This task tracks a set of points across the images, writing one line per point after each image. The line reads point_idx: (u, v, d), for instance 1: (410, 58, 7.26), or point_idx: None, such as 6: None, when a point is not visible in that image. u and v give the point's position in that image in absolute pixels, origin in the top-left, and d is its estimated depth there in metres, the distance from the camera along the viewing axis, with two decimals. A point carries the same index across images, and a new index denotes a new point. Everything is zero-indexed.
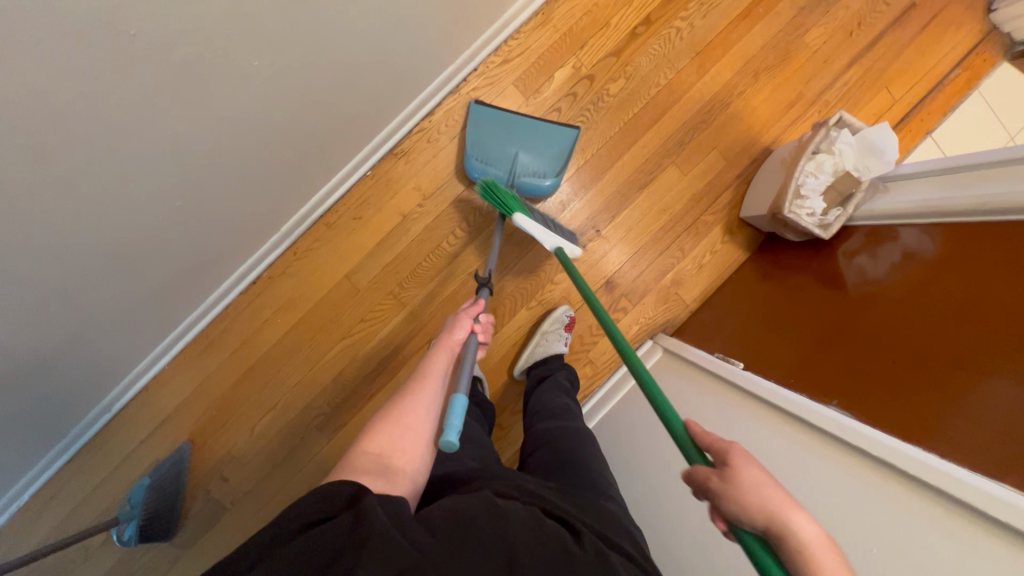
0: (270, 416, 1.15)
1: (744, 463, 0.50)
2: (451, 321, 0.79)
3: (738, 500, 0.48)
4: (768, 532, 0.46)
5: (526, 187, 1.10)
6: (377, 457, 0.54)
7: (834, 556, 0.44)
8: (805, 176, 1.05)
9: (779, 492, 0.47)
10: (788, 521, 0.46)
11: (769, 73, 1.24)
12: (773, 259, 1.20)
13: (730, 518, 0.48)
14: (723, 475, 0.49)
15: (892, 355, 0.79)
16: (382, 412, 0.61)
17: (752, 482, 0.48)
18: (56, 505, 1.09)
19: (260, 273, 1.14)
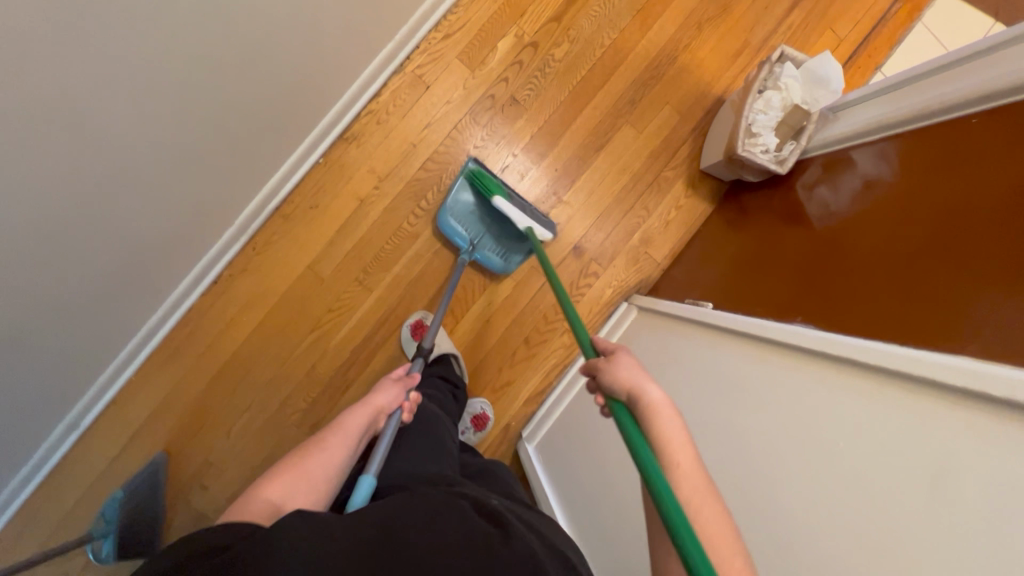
0: (246, 418, 1.13)
1: (622, 354, 0.63)
2: (381, 387, 0.81)
3: (613, 373, 0.60)
4: (630, 396, 0.58)
5: (483, 260, 1.14)
6: (274, 504, 0.52)
7: (673, 413, 0.56)
8: (754, 114, 1.06)
9: (642, 371, 0.60)
10: (645, 387, 0.57)
11: (712, 23, 1.24)
12: (738, 208, 1.20)
13: (605, 387, 0.60)
14: (609, 359, 0.62)
15: (871, 279, 0.75)
16: (284, 462, 0.59)
17: (626, 364, 0.61)
18: (31, 533, 1.05)
19: (220, 272, 1.12)
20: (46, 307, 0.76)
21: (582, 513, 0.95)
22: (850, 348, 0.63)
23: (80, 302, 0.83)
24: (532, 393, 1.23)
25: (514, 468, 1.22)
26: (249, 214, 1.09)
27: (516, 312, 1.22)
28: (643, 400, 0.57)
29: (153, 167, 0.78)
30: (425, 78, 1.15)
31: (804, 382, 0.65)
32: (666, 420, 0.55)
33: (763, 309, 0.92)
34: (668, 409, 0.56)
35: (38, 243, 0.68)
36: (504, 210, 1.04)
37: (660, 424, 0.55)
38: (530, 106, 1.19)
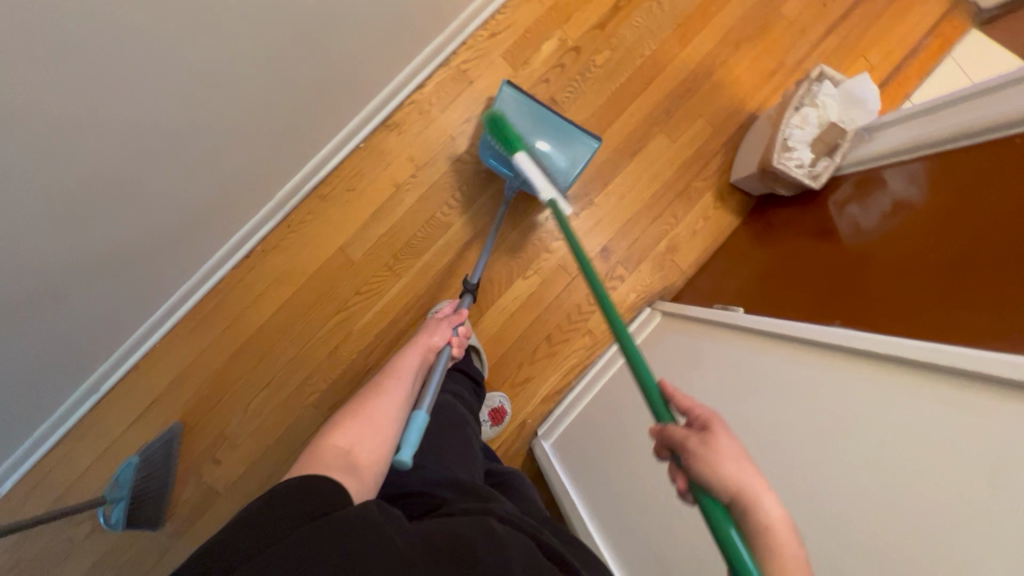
0: (263, 394, 1.12)
1: (722, 434, 0.53)
2: (431, 330, 0.91)
3: (712, 467, 0.51)
4: (733, 502, 0.50)
5: (536, 181, 1.11)
6: (344, 448, 0.58)
7: (790, 532, 0.48)
8: (791, 129, 1.08)
9: (749, 470, 0.50)
10: (753, 497, 0.49)
11: (749, 42, 1.28)
12: (765, 223, 1.21)
13: (697, 481, 0.51)
14: (702, 439, 0.52)
15: (905, 290, 0.76)
16: (350, 410, 0.67)
17: (728, 453, 0.51)
18: (41, 493, 1.05)
19: (253, 247, 1.13)
20: (66, 247, 0.77)
21: (612, 512, 0.95)
22: (886, 346, 0.63)
23: (105, 254, 0.84)
24: (549, 392, 1.23)
25: (526, 466, 1.22)
26: (287, 191, 1.10)
27: (540, 309, 1.22)
28: (748, 501, 0.49)
29: (191, 122, 0.79)
30: (469, 73, 1.17)
31: (839, 378, 0.66)
32: (782, 544, 0.47)
33: (794, 312, 0.92)
34: (781, 520, 0.48)
35: (65, 177, 0.69)
36: (524, 170, 0.82)
37: (777, 547, 0.47)
38: (568, 108, 1.21)
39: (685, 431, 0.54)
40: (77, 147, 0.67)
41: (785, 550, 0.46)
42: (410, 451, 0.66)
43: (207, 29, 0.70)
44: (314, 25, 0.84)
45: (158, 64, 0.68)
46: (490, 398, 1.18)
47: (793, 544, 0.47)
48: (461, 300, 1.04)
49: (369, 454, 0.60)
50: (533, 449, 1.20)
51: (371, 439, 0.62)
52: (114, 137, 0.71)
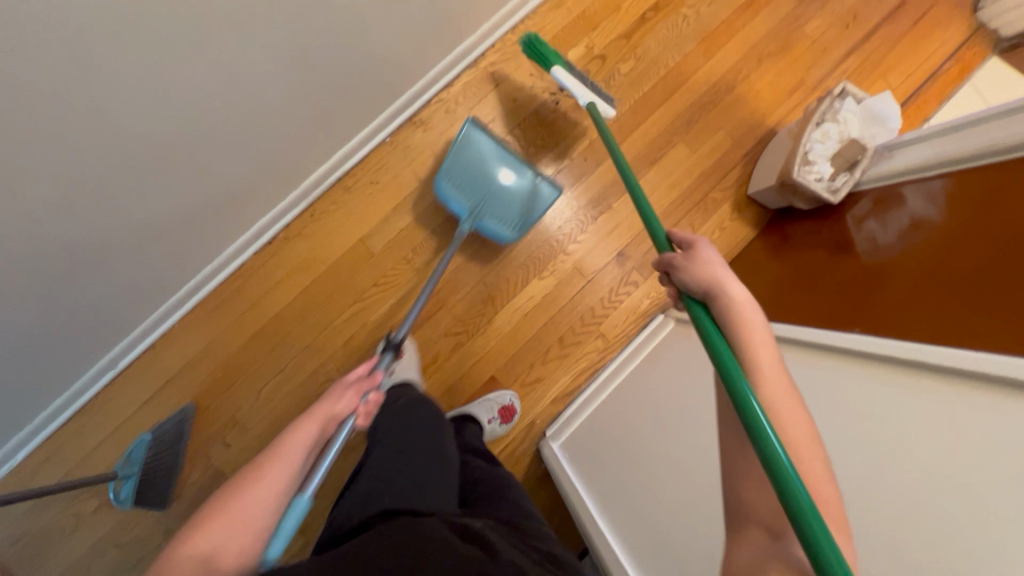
0: (277, 380, 1.13)
1: (703, 250, 0.65)
2: (338, 392, 0.79)
3: (693, 272, 0.62)
4: (709, 295, 0.61)
5: (487, 230, 1.12)
6: (200, 557, 0.51)
7: (754, 309, 0.59)
8: (811, 143, 1.09)
9: (722, 269, 0.62)
10: (724, 287, 0.60)
11: (772, 59, 1.30)
12: (781, 236, 1.22)
13: (683, 286, 0.63)
14: (687, 255, 0.65)
15: (924, 299, 0.76)
16: (215, 501, 0.58)
17: (707, 260, 0.63)
18: (52, 466, 1.06)
19: (275, 234, 1.14)
20: (93, 213, 0.79)
21: (621, 512, 0.95)
22: (918, 351, 0.63)
23: (131, 227, 0.86)
24: (560, 393, 1.23)
25: (533, 466, 1.22)
26: (313, 180, 1.12)
27: (555, 310, 1.23)
28: (722, 297, 0.60)
29: (225, 103, 0.81)
30: (496, 75, 1.20)
31: (867, 387, 0.66)
32: (748, 317, 0.59)
33: (812, 318, 0.93)
34: (749, 305, 0.59)
35: (100, 145, 0.71)
36: (561, 80, 1.05)
37: (743, 319, 0.58)
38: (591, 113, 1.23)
39: (676, 254, 0.66)
40: (114, 116, 0.70)
41: (750, 323, 0.58)
42: (278, 545, 0.62)
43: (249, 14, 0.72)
44: (351, 18, 0.87)
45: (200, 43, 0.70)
46: (500, 395, 1.18)
47: (756, 317, 0.59)
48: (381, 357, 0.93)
49: (228, 564, 0.53)
50: (540, 449, 1.20)
51: (235, 542, 0.54)
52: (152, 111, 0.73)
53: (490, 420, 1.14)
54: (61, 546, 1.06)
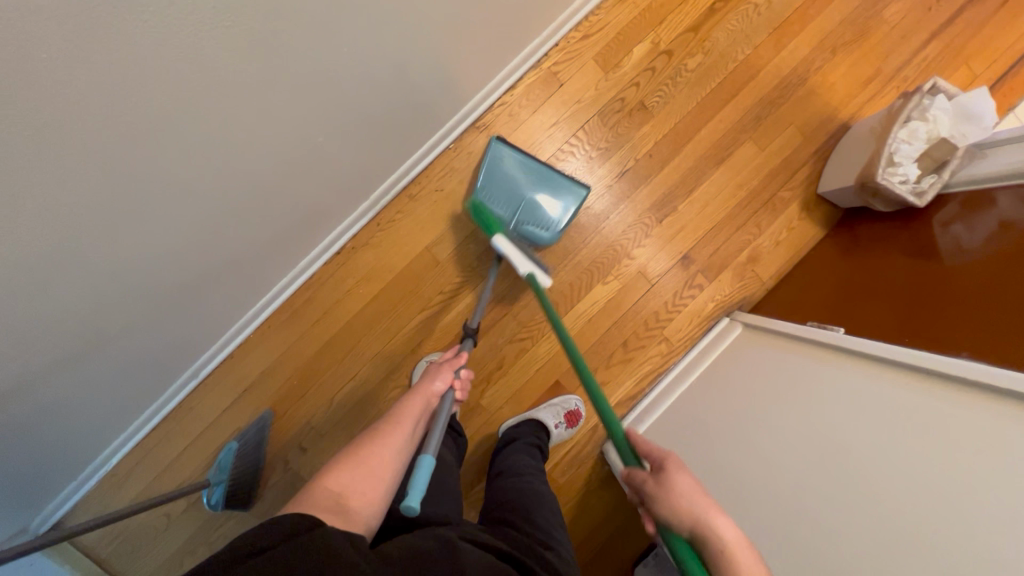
0: (349, 387, 1.15)
1: (677, 473, 0.63)
2: (433, 371, 0.79)
3: (672, 505, 0.61)
4: (693, 533, 0.59)
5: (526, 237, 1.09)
6: (336, 495, 0.54)
7: (747, 550, 0.57)
8: (898, 143, 1.05)
9: (705, 500, 0.60)
10: (711, 525, 0.58)
11: (847, 48, 1.24)
12: (851, 236, 1.18)
13: (661, 520, 0.61)
14: (657, 476, 0.64)
15: (1010, 312, 0.75)
16: (347, 451, 0.61)
17: (682, 489, 0.61)
18: (141, 471, 1.11)
19: (344, 244, 1.15)
20: (186, 235, 0.81)
21: None
22: (970, 370, 0.69)
23: (215, 244, 0.87)
24: (623, 397, 1.23)
25: (597, 468, 1.23)
26: (381, 189, 1.13)
27: (618, 315, 1.22)
28: (714, 541, 0.57)
29: (302, 119, 0.81)
30: (559, 75, 1.17)
31: (919, 398, 0.72)
32: (743, 562, 0.56)
33: (886, 329, 0.92)
34: (741, 547, 0.57)
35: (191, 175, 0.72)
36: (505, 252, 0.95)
37: (738, 565, 0.56)
38: (657, 113, 1.20)
39: (645, 472, 0.65)
40: (213, 140, 0.70)
41: (745, 564, 0.56)
42: (418, 495, 0.58)
43: (336, 28, 0.72)
44: (421, 26, 0.84)
45: (274, 70, 0.69)
46: (565, 398, 1.19)
47: (751, 562, 0.56)
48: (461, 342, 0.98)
49: (364, 500, 0.56)
50: (605, 453, 1.21)
51: (368, 481, 0.57)
52: (247, 131, 0.74)
53: (557, 425, 1.14)
54: (155, 544, 1.13)
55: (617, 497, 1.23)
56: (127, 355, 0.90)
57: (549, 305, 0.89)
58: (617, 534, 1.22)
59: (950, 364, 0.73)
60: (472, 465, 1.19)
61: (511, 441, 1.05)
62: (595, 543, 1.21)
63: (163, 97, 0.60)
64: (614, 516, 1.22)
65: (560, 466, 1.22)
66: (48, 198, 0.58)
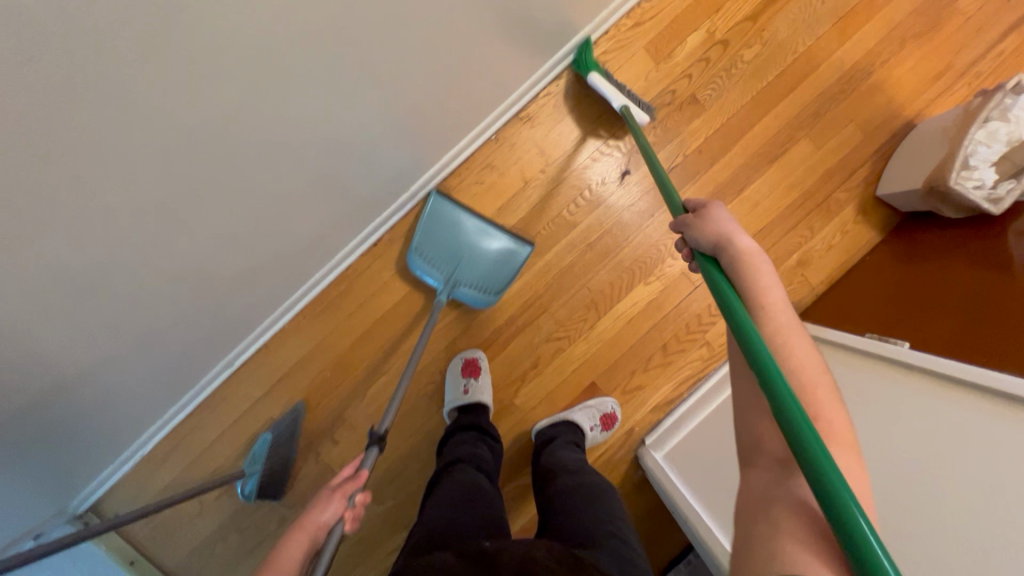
0: (381, 381, 1.14)
1: (713, 208, 0.62)
2: (321, 499, 0.75)
3: (705, 230, 0.60)
4: (717, 246, 0.59)
5: (464, 298, 1.09)
6: None
7: (763, 259, 0.57)
8: (974, 145, 0.97)
9: (729, 222, 0.60)
10: (732, 237, 0.58)
11: (917, 40, 1.16)
12: (912, 242, 1.12)
13: (692, 245, 0.61)
14: (699, 214, 0.62)
15: None
16: None
17: (715, 217, 0.61)
18: (176, 457, 1.11)
19: (381, 236, 1.13)
20: (230, 230, 0.79)
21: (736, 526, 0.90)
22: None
23: (256, 239, 0.85)
24: (660, 401, 1.19)
25: (630, 472, 1.20)
26: (421, 180, 1.10)
27: (658, 317, 1.18)
28: (731, 250, 0.57)
29: (349, 111, 0.77)
30: (608, 65, 1.12)
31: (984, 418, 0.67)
32: (757, 265, 0.56)
33: (953, 344, 0.86)
34: (758, 255, 0.57)
35: (236, 169, 0.70)
36: (597, 87, 1.03)
37: (754, 267, 0.56)
38: (709, 107, 1.14)
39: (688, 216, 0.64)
40: (261, 133, 0.68)
41: (759, 268, 0.56)
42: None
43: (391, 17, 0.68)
44: (476, 15, 0.80)
45: (327, 62, 0.66)
46: (600, 400, 1.16)
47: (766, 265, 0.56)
48: (365, 451, 0.83)
49: None
50: (640, 457, 1.17)
51: None
52: (296, 122, 0.71)
53: (593, 428, 1.11)
54: (187, 530, 1.13)
55: (651, 503, 1.20)
56: (168, 348, 0.89)
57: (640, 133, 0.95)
58: (649, 540, 1.19)
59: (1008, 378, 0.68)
60: (504, 463, 1.17)
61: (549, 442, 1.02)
62: None
63: (216, 90, 0.57)
64: (646, 522, 1.19)
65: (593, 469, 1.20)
66: (99, 184, 0.56)
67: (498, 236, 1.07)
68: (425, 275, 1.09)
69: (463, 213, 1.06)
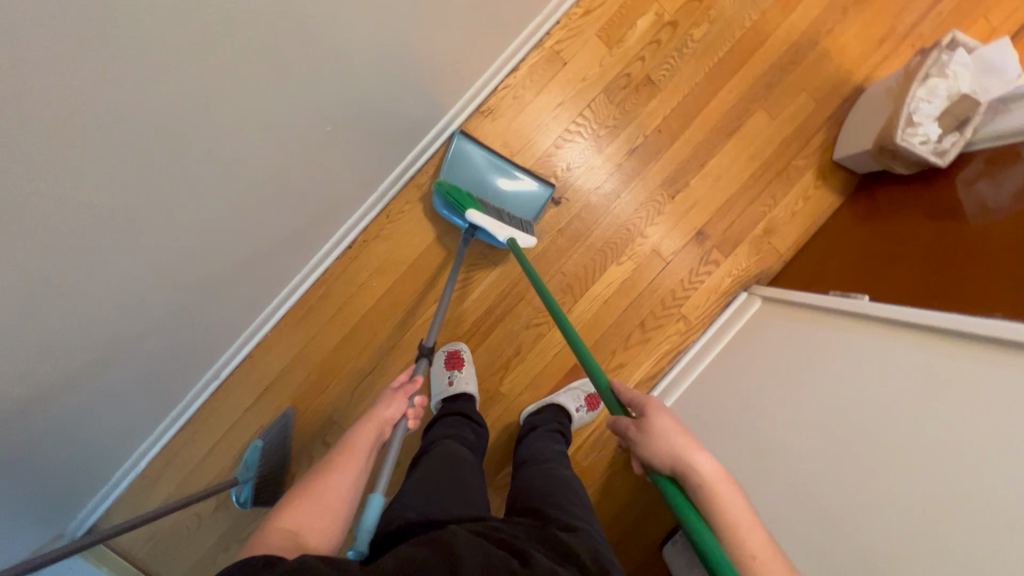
0: (368, 380, 1.16)
1: (658, 419, 0.68)
2: (387, 398, 0.85)
3: (654, 445, 0.65)
4: (676, 470, 0.63)
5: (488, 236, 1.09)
6: (291, 531, 0.56)
7: (724, 480, 0.62)
8: (917, 103, 1.01)
9: (683, 438, 0.65)
10: (690, 459, 0.63)
11: (858, 7, 1.20)
12: (870, 201, 1.16)
13: (647, 462, 0.65)
14: (638, 426, 0.68)
15: None
16: (300, 486, 0.63)
17: (662, 429, 0.67)
18: (170, 472, 1.12)
19: (355, 238, 1.15)
20: None
21: None
22: (1005, 330, 0.67)
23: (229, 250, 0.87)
24: (643, 377, 1.22)
25: (620, 450, 1.23)
26: (389, 180, 1.12)
27: (634, 295, 1.21)
28: (689, 471, 0.62)
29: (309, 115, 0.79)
30: (562, 54, 1.15)
31: (954, 364, 0.69)
32: (719, 489, 0.61)
33: (913, 293, 0.90)
34: (717, 477, 0.62)
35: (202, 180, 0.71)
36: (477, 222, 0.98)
37: (715, 490, 0.61)
38: (664, 86, 1.17)
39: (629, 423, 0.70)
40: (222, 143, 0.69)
41: (722, 493, 0.60)
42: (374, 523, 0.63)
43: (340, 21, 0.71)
44: (426, 13, 0.82)
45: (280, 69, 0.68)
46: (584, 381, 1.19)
47: (729, 489, 0.61)
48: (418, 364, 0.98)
49: (320, 535, 0.58)
50: None
51: (323, 517, 0.60)
52: None
53: (578, 409, 1.13)
54: (188, 544, 1.14)
55: (642, 478, 1.23)
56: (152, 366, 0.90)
57: (531, 268, 0.96)
58: (643, 515, 1.22)
59: (987, 325, 0.70)
60: (496, 451, 1.19)
61: (533, 428, 1.04)
62: (623, 524, 1.21)
63: None
64: (639, 497, 1.22)
65: (583, 449, 1.22)
66: None
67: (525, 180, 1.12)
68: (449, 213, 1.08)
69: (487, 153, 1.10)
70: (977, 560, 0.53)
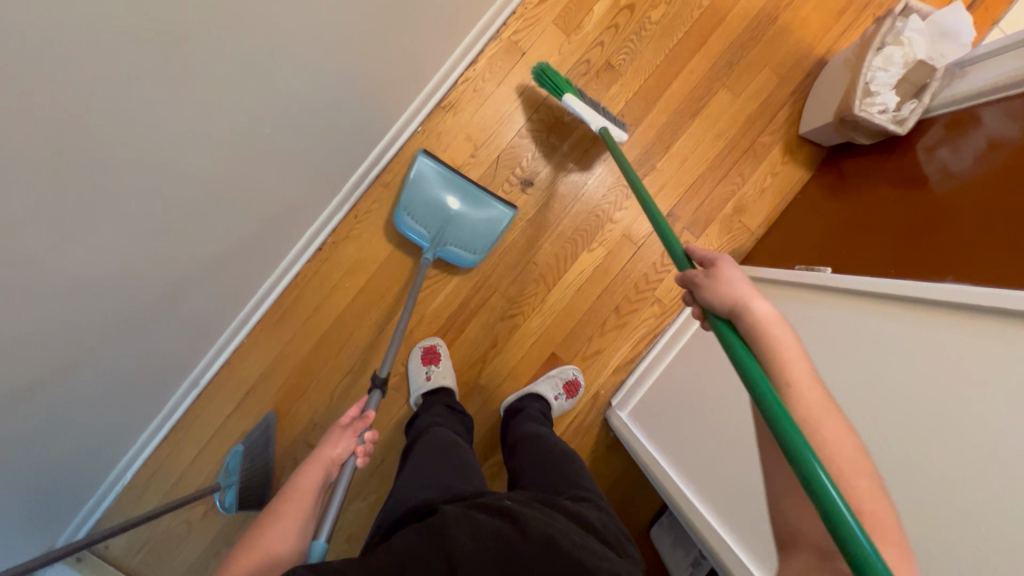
0: (349, 379, 1.17)
1: (726, 266, 0.62)
2: (333, 437, 0.84)
3: (719, 289, 0.60)
4: (733, 311, 0.58)
5: (452, 256, 1.12)
6: None
7: (782, 326, 0.57)
8: (873, 72, 1.03)
9: (747, 286, 0.59)
10: (750, 305, 0.58)
11: None
12: (837, 174, 1.15)
13: (706, 305, 0.61)
14: (709, 274, 0.62)
15: (997, 231, 0.73)
16: (243, 543, 0.61)
17: (727, 277, 0.61)
18: (157, 481, 1.14)
19: (324, 240, 1.16)
20: None
21: (695, 470, 0.92)
22: (952, 291, 0.68)
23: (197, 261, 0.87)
24: (621, 361, 1.23)
25: (603, 435, 1.24)
26: (354, 180, 1.13)
27: (607, 281, 1.21)
28: (750, 314, 0.57)
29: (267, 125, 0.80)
30: (520, 44, 1.15)
31: (909, 328, 0.70)
32: (775, 334, 0.56)
33: (874, 263, 0.91)
34: (777, 322, 0.57)
35: None
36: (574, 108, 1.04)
37: (771, 336, 0.56)
38: (625, 71, 1.17)
39: (697, 271, 0.64)
40: None
41: (778, 338, 0.56)
42: None
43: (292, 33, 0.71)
44: (379, 16, 0.83)
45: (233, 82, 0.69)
46: (563, 367, 1.19)
47: (783, 334, 0.56)
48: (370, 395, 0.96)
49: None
50: (608, 419, 1.21)
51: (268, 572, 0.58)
52: None
53: (558, 396, 1.14)
54: (179, 551, 1.16)
55: (626, 462, 1.23)
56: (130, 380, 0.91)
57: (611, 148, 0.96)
58: (629, 498, 1.22)
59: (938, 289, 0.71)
60: (479, 442, 1.20)
61: (517, 414, 1.05)
62: None
63: None
64: (625, 481, 1.23)
65: (565, 437, 1.23)
66: None
67: (486, 197, 1.09)
68: (412, 235, 1.11)
69: (449, 172, 1.07)
70: (951, 521, 0.54)
